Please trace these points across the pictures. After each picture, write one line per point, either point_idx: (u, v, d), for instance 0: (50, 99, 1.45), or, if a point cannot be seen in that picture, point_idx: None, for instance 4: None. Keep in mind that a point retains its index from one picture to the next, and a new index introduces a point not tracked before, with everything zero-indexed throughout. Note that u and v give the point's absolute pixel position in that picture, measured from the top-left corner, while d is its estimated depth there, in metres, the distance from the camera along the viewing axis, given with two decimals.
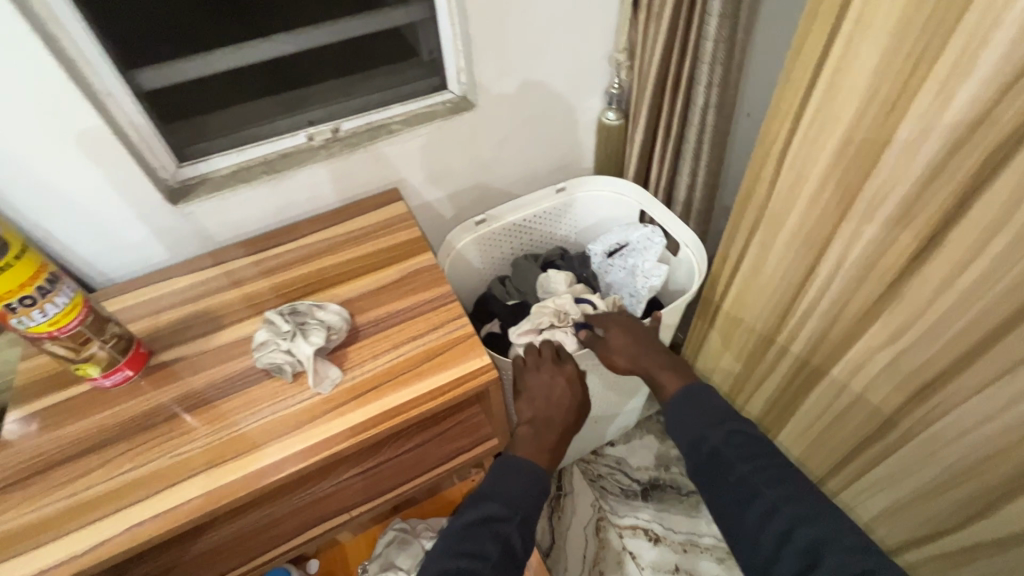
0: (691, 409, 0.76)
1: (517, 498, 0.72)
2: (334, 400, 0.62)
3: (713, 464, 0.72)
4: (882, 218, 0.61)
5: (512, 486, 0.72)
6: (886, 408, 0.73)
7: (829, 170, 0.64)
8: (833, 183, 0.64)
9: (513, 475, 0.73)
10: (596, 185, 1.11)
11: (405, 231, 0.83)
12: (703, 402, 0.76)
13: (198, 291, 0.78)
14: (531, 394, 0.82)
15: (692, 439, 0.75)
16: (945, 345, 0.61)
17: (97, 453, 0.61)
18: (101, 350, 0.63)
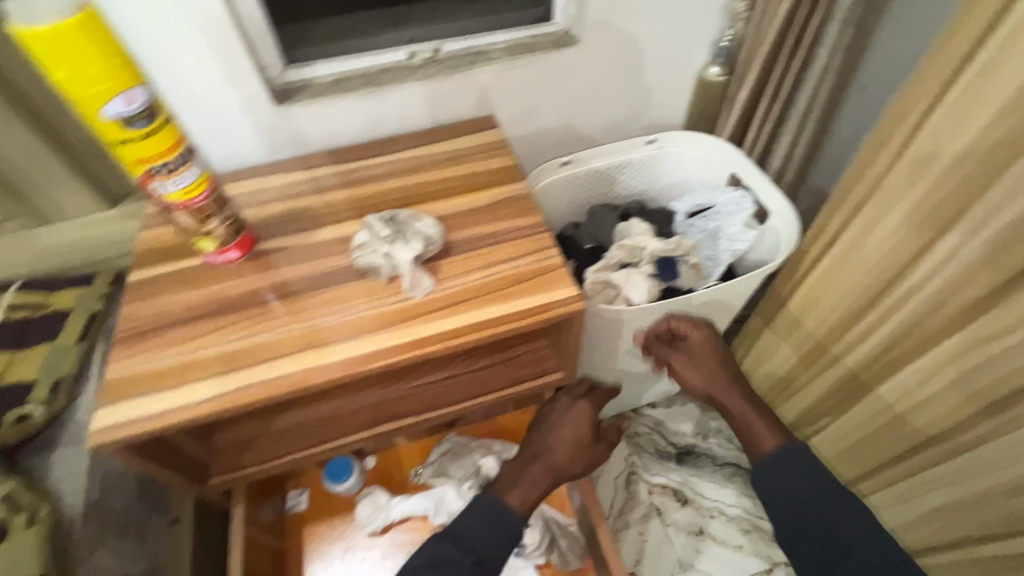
0: (793, 477, 0.80)
1: (475, 543, 0.69)
2: (428, 305, 0.65)
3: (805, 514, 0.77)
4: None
5: (488, 533, 0.70)
6: (973, 404, 0.71)
7: (975, 146, 0.60)
8: (976, 161, 0.60)
9: (482, 518, 0.71)
10: (690, 141, 1.07)
11: (500, 159, 0.83)
12: (796, 456, 0.81)
13: (298, 189, 0.81)
14: (545, 435, 0.81)
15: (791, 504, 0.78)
16: None
17: (209, 320, 0.66)
18: (219, 228, 0.67)
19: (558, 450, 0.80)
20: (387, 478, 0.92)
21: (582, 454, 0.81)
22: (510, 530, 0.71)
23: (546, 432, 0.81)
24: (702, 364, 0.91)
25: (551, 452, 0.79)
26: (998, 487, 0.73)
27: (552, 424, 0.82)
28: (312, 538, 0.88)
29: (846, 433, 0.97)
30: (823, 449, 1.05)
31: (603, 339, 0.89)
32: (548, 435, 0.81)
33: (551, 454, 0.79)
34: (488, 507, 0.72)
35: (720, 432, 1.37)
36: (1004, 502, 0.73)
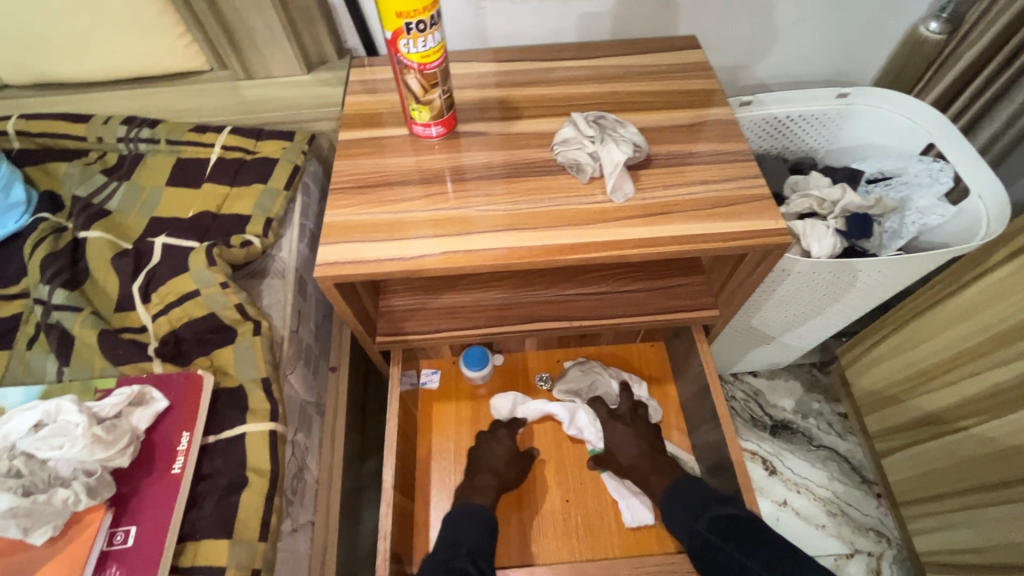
0: (681, 500, 0.76)
1: (464, 535, 0.73)
2: (625, 211, 0.65)
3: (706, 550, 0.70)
4: None
5: (466, 529, 0.74)
6: None
7: None
8: None
9: (462, 523, 0.75)
10: (890, 100, 0.98)
11: (702, 81, 0.80)
12: (692, 493, 0.77)
13: (495, 80, 0.81)
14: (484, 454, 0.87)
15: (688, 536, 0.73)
16: None
17: (415, 187, 0.69)
18: (439, 99, 0.69)
19: (496, 463, 0.86)
20: (512, 378, 0.97)
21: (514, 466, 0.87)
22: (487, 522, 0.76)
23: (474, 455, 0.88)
24: (627, 442, 0.87)
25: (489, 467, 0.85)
26: None
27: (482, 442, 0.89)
28: (438, 414, 0.95)
29: (990, 438, 0.91)
30: (955, 450, 0.99)
31: (763, 287, 0.88)
32: (473, 455, 0.88)
33: (490, 469, 0.85)
34: (468, 514, 0.77)
35: (822, 415, 1.33)
36: None
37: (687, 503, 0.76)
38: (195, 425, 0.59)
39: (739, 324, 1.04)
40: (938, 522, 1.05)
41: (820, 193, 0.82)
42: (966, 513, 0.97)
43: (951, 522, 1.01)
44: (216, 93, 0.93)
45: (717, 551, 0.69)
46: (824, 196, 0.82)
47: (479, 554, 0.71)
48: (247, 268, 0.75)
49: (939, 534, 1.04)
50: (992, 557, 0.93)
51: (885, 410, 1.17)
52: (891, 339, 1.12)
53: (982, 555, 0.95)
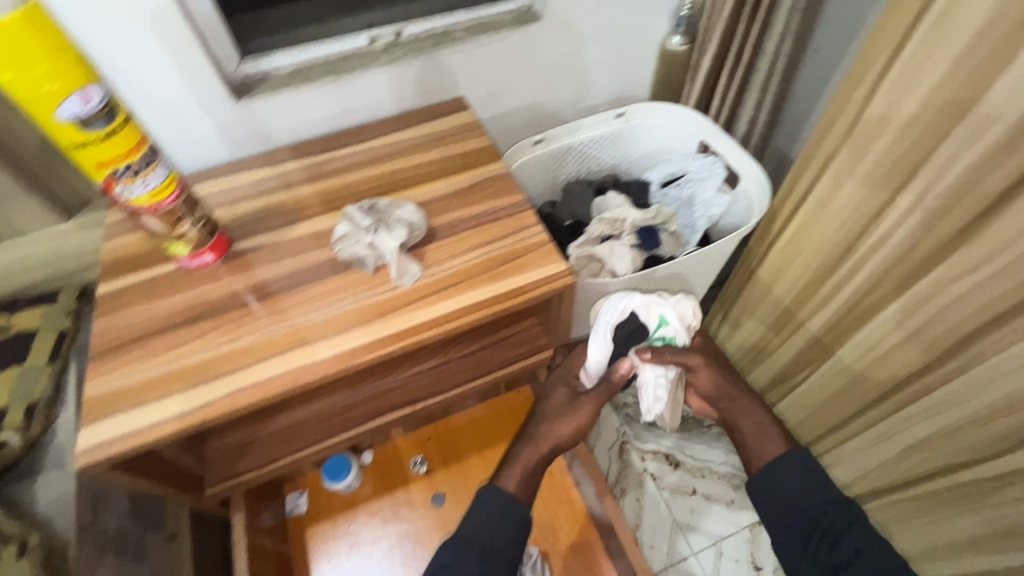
0: (794, 482, 0.77)
1: (487, 531, 0.70)
2: (414, 294, 0.64)
3: (831, 539, 0.72)
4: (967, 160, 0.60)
5: (493, 521, 0.70)
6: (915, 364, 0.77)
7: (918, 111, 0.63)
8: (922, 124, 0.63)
9: (493, 505, 0.72)
10: (657, 112, 1.08)
11: (476, 139, 0.83)
12: (816, 475, 0.77)
13: (273, 185, 0.78)
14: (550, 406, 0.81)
15: (796, 533, 0.74)
16: (1002, 294, 0.61)
17: (192, 326, 0.63)
18: (192, 230, 0.64)
19: (545, 424, 0.79)
20: (385, 471, 0.92)
21: (570, 419, 0.78)
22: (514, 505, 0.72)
23: (538, 411, 0.82)
24: (718, 382, 0.85)
25: (546, 432, 0.78)
26: (944, 431, 0.77)
27: (550, 385, 0.84)
28: (317, 537, 0.87)
29: (819, 386, 0.99)
30: (798, 406, 1.07)
31: (584, 309, 0.92)
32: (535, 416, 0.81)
33: (547, 422, 0.79)
34: (495, 499, 0.72)
35: None
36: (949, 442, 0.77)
37: (808, 488, 0.76)
38: None
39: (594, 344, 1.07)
40: None
41: (606, 216, 0.87)
42: (832, 455, 1.05)
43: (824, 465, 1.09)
44: None
45: (831, 536, 0.72)
46: (610, 219, 0.87)
47: (491, 552, 0.68)
48: (17, 470, 0.65)
49: None
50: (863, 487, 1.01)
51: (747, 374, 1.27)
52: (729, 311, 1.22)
53: (855, 487, 1.03)
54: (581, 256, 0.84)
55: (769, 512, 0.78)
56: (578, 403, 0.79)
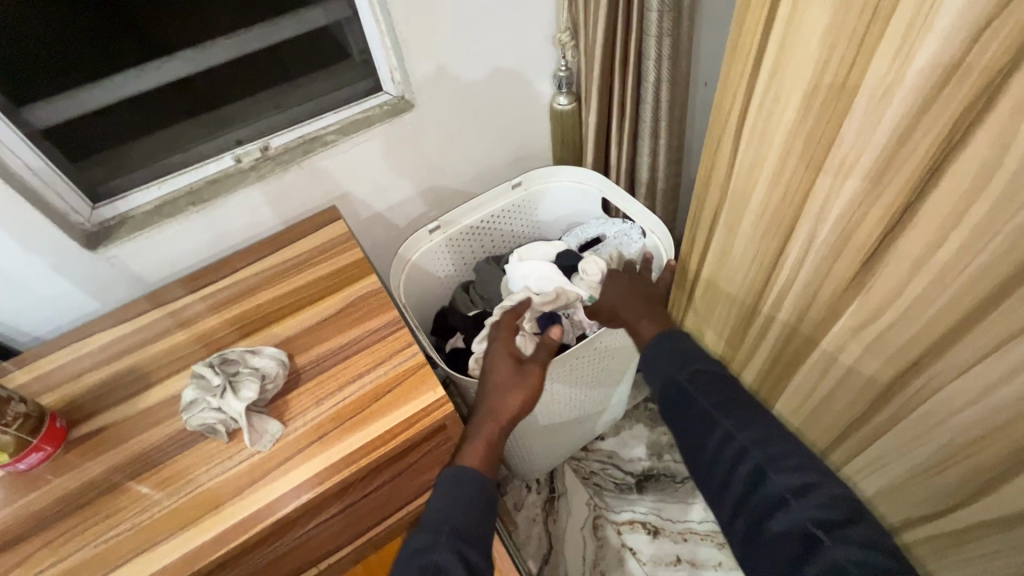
0: (667, 355, 0.71)
1: (450, 513, 0.61)
2: (277, 457, 0.56)
3: (681, 404, 0.67)
4: (841, 204, 0.56)
5: (454, 501, 0.62)
6: (853, 412, 0.71)
7: (782, 159, 0.60)
8: (789, 170, 0.60)
9: (455, 489, 0.63)
10: (552, 176, 1.06)
11: (349, 253, 0.77)
12: (681, 346, 0.72)
13: (124, 345, 0.70)
14: (494, 372, 0.74)
15: (663, 382, 0.71)
16: (915, 335, 0.56)
17: (15, 548, 0.54)
18: (5, 434, 0.56)
19: (491, 393, 0.72)
20: None
21: (522, 389, 0.72)
22: (477, 487, 0.64)
23: (482, 386, 0.74)
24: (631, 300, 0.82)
25: (499, 406, 0.71)
26: (904, 479, 0.71)
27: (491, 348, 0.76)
28: None
29: None
30: None
31: None
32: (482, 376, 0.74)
33: (490, 404, 0.71)
34: (465, 481, 0.64)
35: (673, 448, 1.33)
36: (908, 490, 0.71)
37: (667, 354, 0.71)
38: None
39: (531, 432, 0.99)
40: None
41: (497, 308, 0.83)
42: None
43: None
44: None
45: (693, 405, 0.66)
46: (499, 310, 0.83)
47: (464, 533, 0.60)
48: None
49: None
50: None
51: None
52: None
53: None
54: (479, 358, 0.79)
55: (652, 370, 0.72)
56: (525, 367, 0.74)
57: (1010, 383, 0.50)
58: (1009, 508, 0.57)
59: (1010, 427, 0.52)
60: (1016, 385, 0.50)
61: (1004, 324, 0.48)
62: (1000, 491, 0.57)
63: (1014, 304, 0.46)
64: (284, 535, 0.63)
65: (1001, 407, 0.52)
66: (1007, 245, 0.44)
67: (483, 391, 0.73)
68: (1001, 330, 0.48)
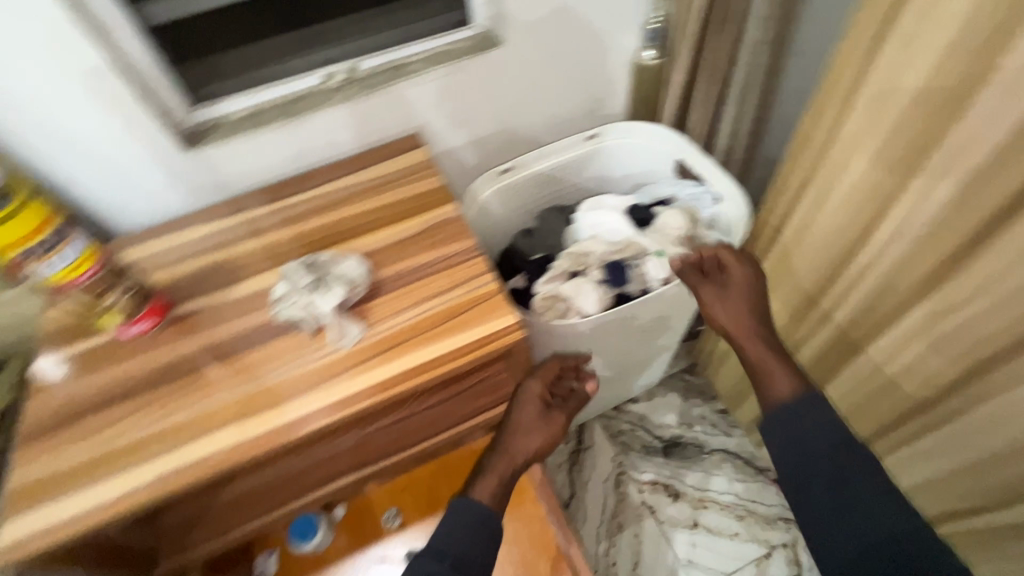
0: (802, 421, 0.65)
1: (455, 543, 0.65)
2: (353, 357, 0.60)
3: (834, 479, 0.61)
4: (951, 183, 0.54)
5: (462, 533, 0.66)
6: (919, 399, 0.71)
7: (894, 131, 0.58)
8: (899, 143, 0.58)
9: (465, 516, 0.67)
10: (628, 132, 1.04)
11: (429, 180, 0.79)
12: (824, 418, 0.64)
13: (218, 240, 0.75)
14: (517, 433, 0.75)
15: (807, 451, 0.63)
16: (1005, 326, 0.55)
17: (124, 403, 0.61)
18: (121, 300, 0.62)
19: (513, 438, 0.75)
20: (358, 528, 0.88)
21: (545, 434, 0.76)
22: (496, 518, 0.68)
23: (506, 421, 0.76)
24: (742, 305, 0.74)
25: (517, 446, 0.75)
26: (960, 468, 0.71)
27: (522, 402, 0.76)
28: None
29: None
30: None
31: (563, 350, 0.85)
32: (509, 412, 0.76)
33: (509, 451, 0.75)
34: (466, 509, 0.68)
35: (704, 419, 1.34)
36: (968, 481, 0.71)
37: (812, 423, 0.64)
38: None
39: None
40: None
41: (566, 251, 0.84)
42: None
43: None
44: None
45: (852, 489, 0.60)
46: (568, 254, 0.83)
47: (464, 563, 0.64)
48: None
49: None
50: None
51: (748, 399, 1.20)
52: None
53: None
54: (546, 298, 0.80)
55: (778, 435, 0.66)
56: (553, 414, 0.77)
57: None
58: None
59: None
60: None
61: None
62: None
63: None
64: (350, 432, 0.72)
65: None
66: None
67: (506, 430, 0.76)
68: None
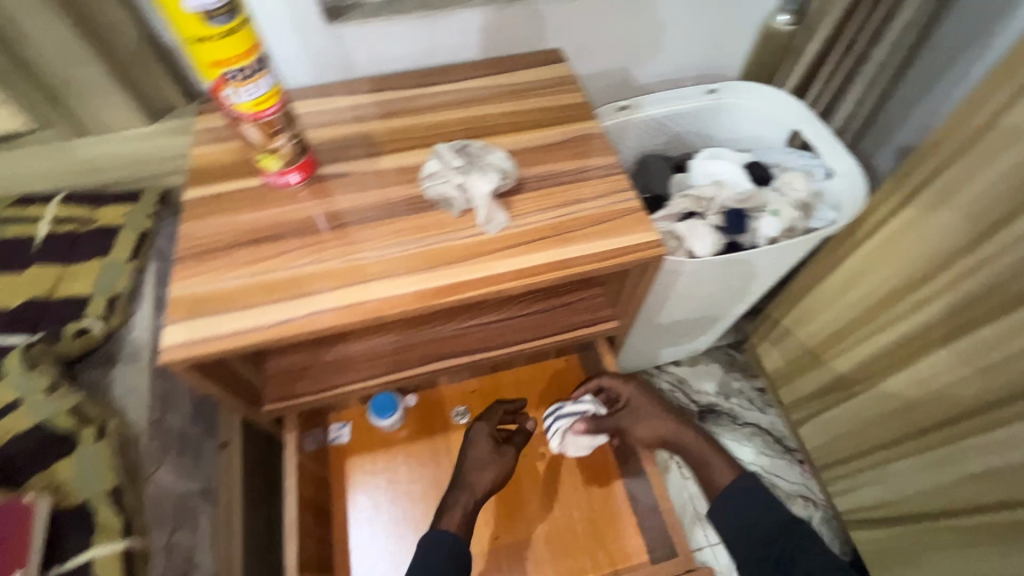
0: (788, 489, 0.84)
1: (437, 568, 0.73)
2: (500, 241, 0.63)
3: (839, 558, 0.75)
4: None
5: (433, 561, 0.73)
6: (1005, 390, 0.74)
7: None
8: None
9: (432, 546, 0.75)
10: (751, 92, 1.03)
11: (570, 94, 0.79)
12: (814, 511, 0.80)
13: (358, 114, 0.76)
14: (474, 465, 0.83)
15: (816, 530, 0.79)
16: None
17: (275, 242, 0.63)
18: (286, 145, 0.64)
19: (471, 470, 0.83)
20: (427, 417, 0.93)
21: (499, 466, 0.84)
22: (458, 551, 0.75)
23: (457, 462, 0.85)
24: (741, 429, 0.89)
25: (472, 480, 0.82)
26: None
27: (472, 439, 0.86)
28: (355, 470, 0.89)
29: (882, 397, 0.96)
30: (857, 412, 1.03)
31: (661, 290, 0.88)
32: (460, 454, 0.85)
33: (475, 466, 0.83)
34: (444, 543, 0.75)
35: (742, 393, 1.38)
36: None
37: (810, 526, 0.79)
38: (27, 560, 0.55)
39: (647, 327, 1.04)
40: (852, 482, 1.10)
41: (688, 190, 0.85)
42: (876, 471, 1.02)
43: (862, 481, 1.06)
44: (47, 156, 0.81)
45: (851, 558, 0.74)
46: (691, 193, 0.84)
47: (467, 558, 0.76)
48: (95, 356, 0.72)
49: (855, 492, 1.09)
50: (902, 506, 0.98)
51: (793, 381, 1.22)
52: (790, 314, 1.17)
53: (893, 506, 0.99)
54: (664, 227, 0.81)
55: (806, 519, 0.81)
56: (504, 451, 0.86)
57: None
58: None
59: None
60: None
61: None
62: None
63: None
64: (452, 319, 0.82)
65: None
66: None
67: (465, 463, 0.84)
68: None
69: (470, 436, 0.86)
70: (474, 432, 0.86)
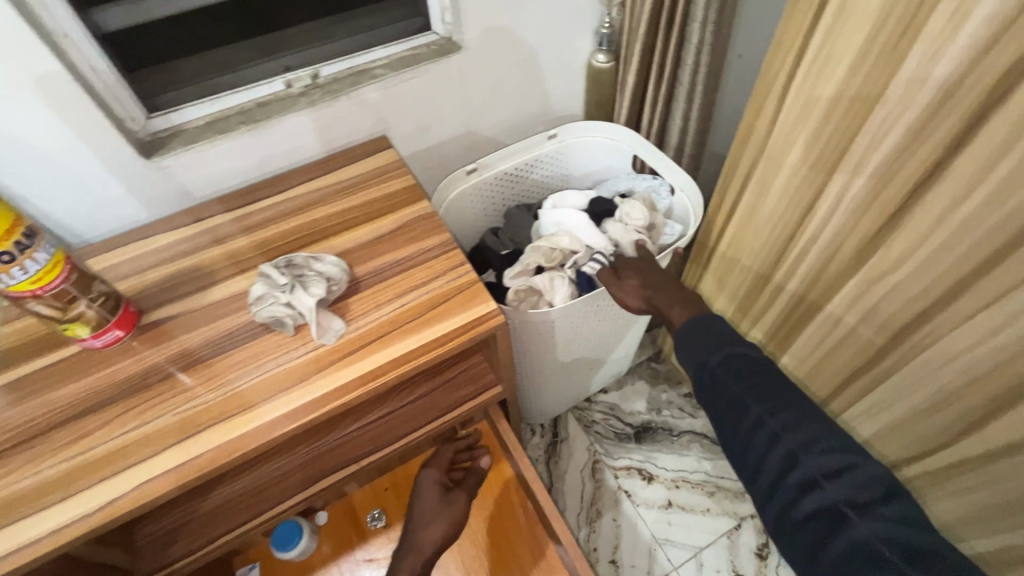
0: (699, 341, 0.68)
1: None
2: (339, 350, 0.61)
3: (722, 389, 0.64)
4: (869, 170, 0.62)
5: None
6: (859, 360, 0.78)
7: (823, 122, 0.65)
8: (826, 133, 0.65)
9: None
10: (587, 130, 1.09)
11: (400, 178, 0.81)
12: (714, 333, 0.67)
13: (183, 248, 0.74)
14: (422, 517, 0.84)
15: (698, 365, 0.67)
16: (927, 286, 0.62)
17: (99, 411, 0.59)
18: (89, 309, 0.61)
19: (419, 526, 0.83)
20: (341, 531, 0.88)
21: (446, 518, 0.83)
22: None
23: (411, 514, 0.85)
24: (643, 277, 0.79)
25: (424, 535, 0.82)
26: (900, 420, 0.79)
27: (424, 485, 0.87)
28: None
29: None
30: None
31: (537, 341, 0.88)
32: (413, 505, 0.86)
33: (426, 517, 0.83)
34: None
35: (672, 404, 1.40)
36: (908, 429, 0.79)
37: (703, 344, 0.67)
38: None
39: (550, 374, 1.04)
40: None
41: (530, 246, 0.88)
42: None
43: None
44: None
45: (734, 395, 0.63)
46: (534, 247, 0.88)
47: None
48: None
49: None
50: None
51: None
52: None
53: None
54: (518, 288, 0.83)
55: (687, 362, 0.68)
56: (453, 496, 0.86)
57: (1005, 331, 0.57)
58: (991, 443, 0.66)
59: (1000, 371, 0.60)
60: (1011, 331, 0.56)
61: (1003, 279, 0.54)
62: (988, 427, 0.65)
63: (1009, 265, 0.53)
64: (336, 428, 0.79)
65: (995, 352, 0.59)
66: (1015, 210, 0.51)
67: (418, 509, 0.85)
68: (1000, 284, 0.55)
69: (423, 483, 0.87)
70: (424, 478, 0.88)
